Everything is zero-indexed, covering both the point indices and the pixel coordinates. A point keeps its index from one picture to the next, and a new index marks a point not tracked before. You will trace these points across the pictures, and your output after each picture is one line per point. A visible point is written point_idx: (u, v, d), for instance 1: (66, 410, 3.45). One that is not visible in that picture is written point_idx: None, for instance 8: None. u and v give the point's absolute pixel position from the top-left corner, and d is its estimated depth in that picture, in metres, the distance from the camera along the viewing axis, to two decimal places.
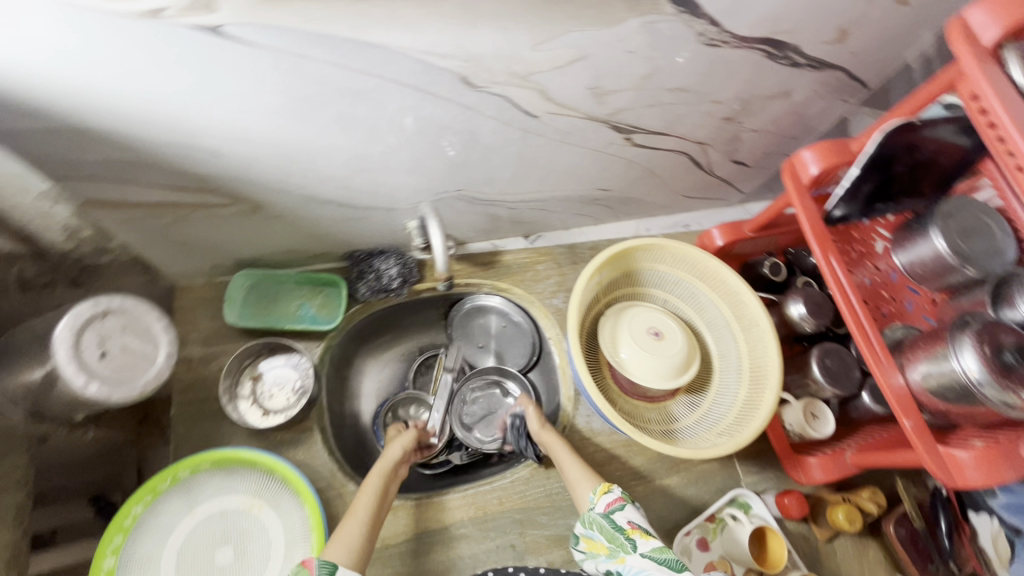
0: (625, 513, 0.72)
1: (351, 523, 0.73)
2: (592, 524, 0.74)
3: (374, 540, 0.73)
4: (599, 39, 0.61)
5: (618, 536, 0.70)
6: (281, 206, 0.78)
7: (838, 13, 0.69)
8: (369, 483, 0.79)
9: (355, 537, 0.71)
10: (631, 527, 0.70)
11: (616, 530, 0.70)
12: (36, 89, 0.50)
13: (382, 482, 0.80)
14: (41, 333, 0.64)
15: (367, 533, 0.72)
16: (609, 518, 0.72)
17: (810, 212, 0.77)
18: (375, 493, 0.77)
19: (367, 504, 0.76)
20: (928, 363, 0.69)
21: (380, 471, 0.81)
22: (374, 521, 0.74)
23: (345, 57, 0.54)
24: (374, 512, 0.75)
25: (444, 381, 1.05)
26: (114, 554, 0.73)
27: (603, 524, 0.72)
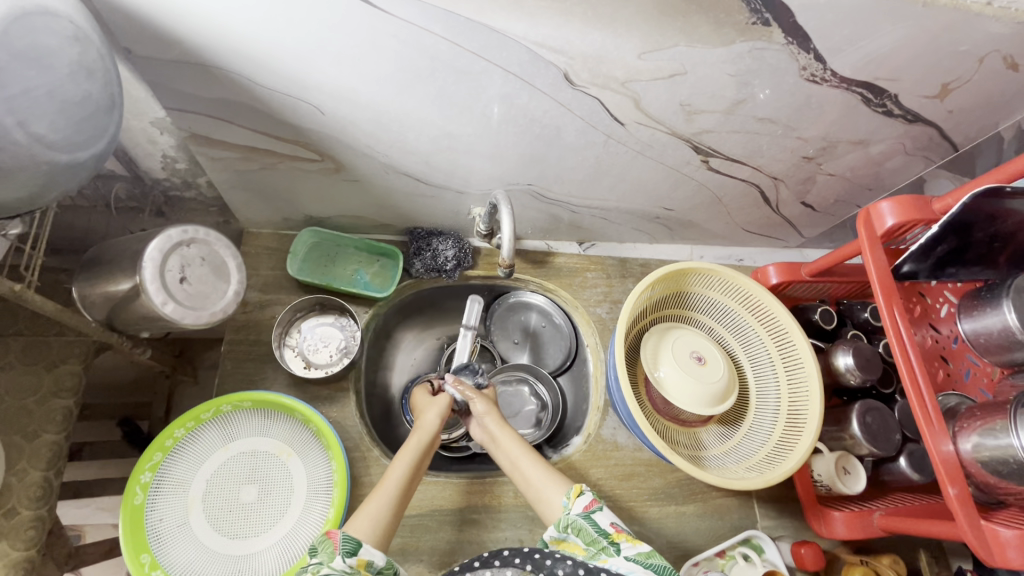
0: (607, 514, 0.67)
1: (379, 494, 0.70)
2: (568, 527, 0.67)
3: (400, 516, 0.70)
4: (703, 56, 0.62)
5: (600, 539, 0.65)
6: (361, 171, 0.81)
7: (944, 68, 0.69)
8: (404, 453, 0.75)
9: (382, 510, 0.69)
10: (615, 530, 0.65)
11: (598, 533, 0.65)
12: (179, 23, 0.54)
13: (417, 455, 0.76)
14: (133, 250, 0.69)
15: (393, 509, 0.70)
16: (591, 521, 0.67)
17: (879, 263, 0.75)
18: (408, 467, 0.74)
19: (399, 477, 0.72)
20: (983, 435, 0.67)
21: (416, 442, 0.77)
22: (403, 495, 0.71)
23: (461, 36, 0.57)
24: (403, 486, 0.72)
25: (465, 339, 0.94)
26: (152, 471, 0.76)
27: (583, 526, 0.66)
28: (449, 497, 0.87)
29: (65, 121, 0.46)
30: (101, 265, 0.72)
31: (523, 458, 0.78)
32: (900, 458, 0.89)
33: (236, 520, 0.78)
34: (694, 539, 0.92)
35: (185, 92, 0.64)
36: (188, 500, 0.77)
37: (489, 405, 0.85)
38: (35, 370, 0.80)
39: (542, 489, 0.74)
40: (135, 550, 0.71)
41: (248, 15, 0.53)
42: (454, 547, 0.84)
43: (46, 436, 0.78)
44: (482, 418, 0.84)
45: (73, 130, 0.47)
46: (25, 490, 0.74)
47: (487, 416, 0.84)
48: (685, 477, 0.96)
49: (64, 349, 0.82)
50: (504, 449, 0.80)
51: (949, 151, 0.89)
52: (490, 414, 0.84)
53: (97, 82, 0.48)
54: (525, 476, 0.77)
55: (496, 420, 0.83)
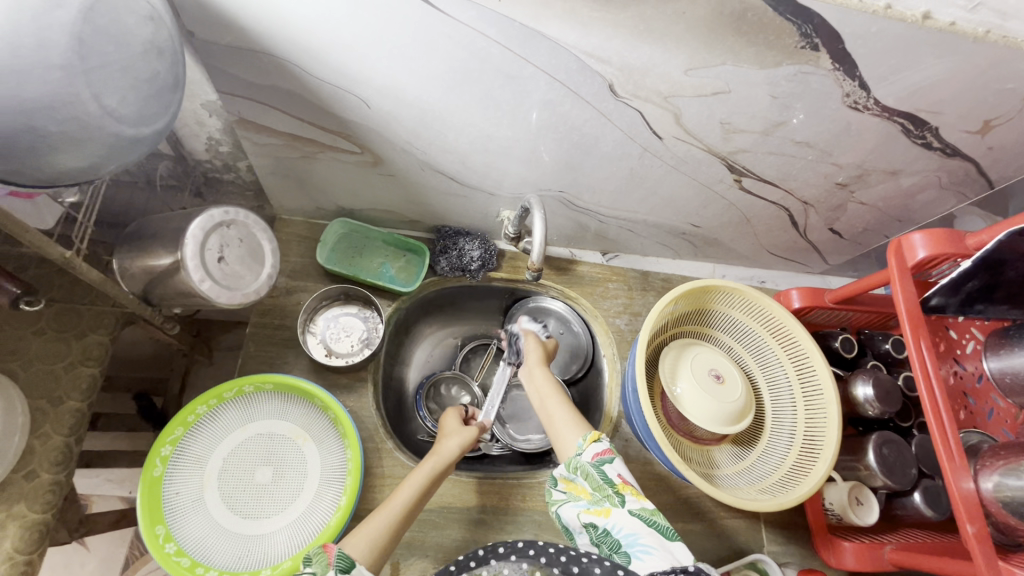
0: (616, 465, 0.68)
1: (381, 514, 0.68)
2: (577, 470, 0.69)
3: (397, 540, 0.68)
4: (748, 77, 0.63)
5: (606, 487, 0.66)
6: (399, 166, 0.83)
7: (988, 105, 0.69)
8: (416, 475, 0.73)
9: (379, 532, 0.66)
10: (622, 482, 0.66)
11: (604, 481, 0.66)
12: (244, 11, 0.56)
13: (429, 479, 0.73)
14: (175, 227, 0.71)
15: (392, 532, 0.67)
16: (600, 469, 0.68)
17: (909, 294, 0.75)
18: (416, 490, 0.71)
19: (404, 501, 0.69)
20: (1005, 474, 0.66)
21: (432, 463, 0.74)
22: (404, 520, 0.69)
23: (514, 41, 0.58)
24: (407, 511, 0.69)
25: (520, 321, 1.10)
26: (172, 444, 0.77)
27: (591, 473, 0.68)
28: (459, 495, 0.88)
29: (134, 96, 0.48)
30: (143, 239, 0.74)
31: (551, 398, 0.82)
32: (915, 493, 0.87)
33: (249, 500, 0.79)
34: (700, 559, 0.92)
35: (239, 77, 0.66)
36: (203, 477, 0.78)
37: (536, 347, 0.91)
38: (65, 337, 0.82)
39: (563, 429, 0.77)
40: (151, 521, 0.72)
41: (311, 7, 0.55)
42: (460, 546, 0.85)
43: (70, 403, 0.79)
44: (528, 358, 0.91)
45: (140, 105, 0.49)
46: (48, 455, 0.76)
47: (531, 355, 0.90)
48: (694, 495, 0.96)
49: (93, 320, 0.83)
50: (537, 387, 0.85)
51: (985, 188, 0.88)
52: (536, 352, 0.91)
53: (165, 61, 0.49)
54: (551, 416, 0.80)
55: (538, 359, 0.90)
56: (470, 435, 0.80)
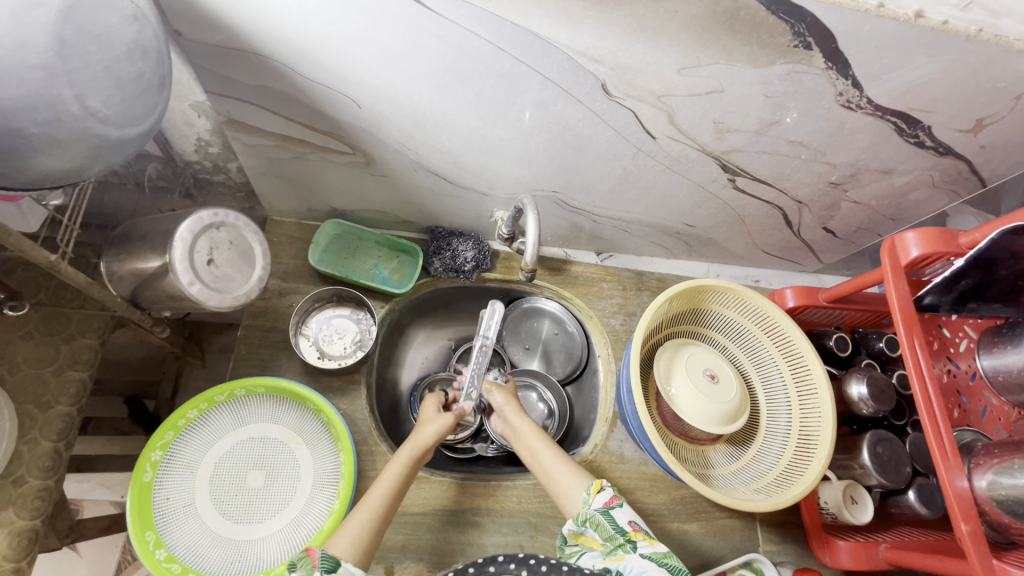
0: (625, 513, 0.68)
1: (362, 510, 0.67)
2: (586, 520, 0.68)
3: (381, 535, 0.67)
4: (742, 76, 0.63)
5: (617, 536, 0.65)
6: (391, 167, 0.82)
7: (980, 104, 0.69)
8: (393, 466, 0.72)
9: (362, 527, 0.65)
10: (633, 529, 0.65)
11: (615, 530, 0.66)
12: (233, 11, 0.55)
13: (405, 469, 0.72)
14: (164, 230, 0.70)
15: (375, 526, 0.66)
16: (609, 518, 0.67)
17: (902, 293, 0.75)
18: (393, 483, 0.70)
19: (382, 495, 0.69)
20: (998, 473, 0.66)
21: (407, 453, 0.73)
22: (385, 513, 0.68)
23: (505, 40, 0.58)
24: (386, 504, 0.68)
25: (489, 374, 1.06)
26: (162, 449, 0.76)
27: (601, 522, 0.67)
28: (453, 497, 0.87)
29: (119, 97, 0.47)
30: (131, 242, 0.73)
31: (543, 450, 0.79)
32: (909, 492, 0.87)
33: (240, 505, 0.78)
34: (695, 559, 0.91)
35: (228, 77, 0.65)
36: (195, 481, 0.78)
37: (509, 396, 0.88)
38: (52, 341, 0.80)
39: (563, 484, 0.75)
40: (141, 527, 0.71)
41: (300, 6, 0.54)
42: (455, 548, 0.84)
43: (59, 407, 0.78)
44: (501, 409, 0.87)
45: (126, 106, 0.48)
46: (36, 461, 0.75)
47: (506, 407, 0.87)
48: (689, 495, 0.96)
49: (82, 322, 0.83)
50: (525, 443, 0.82)
51: (977, 187, 0.88)
52: (511, 406, 0.87)
53: (150, 61, 0.49)
54: (547, 472, 0.78)
55: (515, 409, 0.86)
56: (448, 421, 0.78)
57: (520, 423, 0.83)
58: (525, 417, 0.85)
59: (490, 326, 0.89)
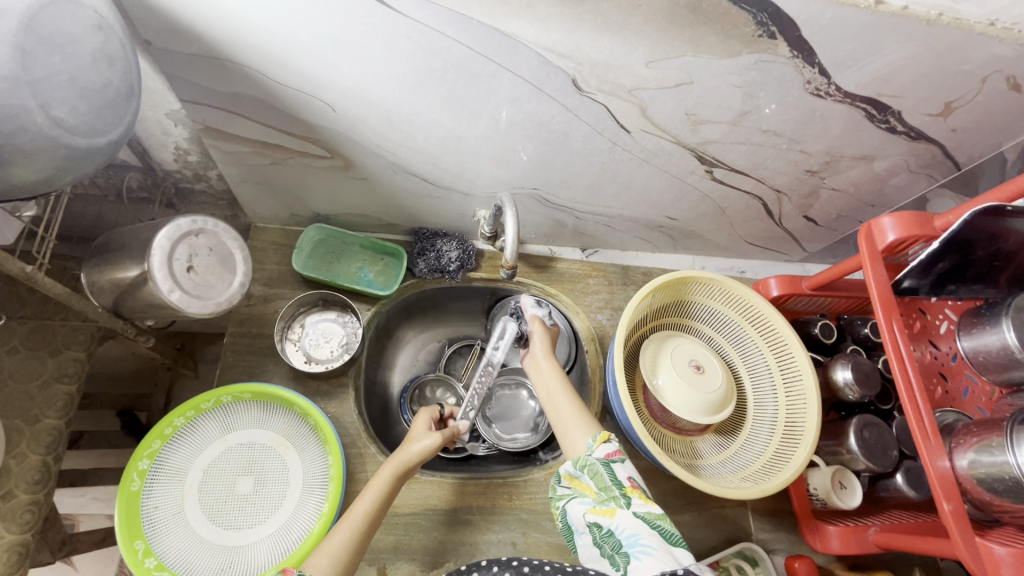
0: (626, 468, 0.67)
1: (342, 529, 0.67)
2: (585, 467, 0.68)
3: (362, 551, 0.67)
4: (710, 67, 0.64)
5: (613, 488, 0.65)
6: (370, 170, 0.83)
7: (947, 88, 0.70)
8: (377, 480, 0.72)
9: (341, 547, 0.66)
10: (630, 485, 0.65)
11: (613, 482, 0.65)
12: (201, 19, 0.56)
13: (390, 483, 0.72)
14: (144, 238, 0.70)
15: (355, 543, 0.67)
16: (609, 470, 0.66)
17: (880, 278, 0.75)
18: (376, 499, 0.70)
19: (364, 511, 0.69)
20: (979, 451, 0.67)
21: (393, 467, 0.73)
22: (367, 529, 0.68)
23: (473, 39, 0.59)
24: (368, 521, 0.69)
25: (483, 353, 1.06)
26: (150, 458, 0.76)
27: (600, 471, 0.67)
28: (443, 496, 0.87)
29: (85, 106, 0.47)
30: (112, 252, 0.73)
31: (558, 394, 0.81)
32: (897, 475, 0.88)
33: (230, 511, 0.78)
34: (688, 550, 0.92)
35: (201, 84, 0.65)
36: (184, 489, 0.78)
37: (545, 334, 0.89)
38: (38, 354, 0.80)
39: (570, 426, 0.76)
40: (129, 535, 0.71)
41: (267, 11, 0.55)
42: (447, 547, 0.84)
43: (47, 421, 0.78)
44: (534, 345, 0.88)
45: (93, 115, 0.48)
46: (24, 474, 0.75)
47: (539, 343, 0.88)
48: (681, 486, 0.96)
49: (68, 335, 0.82)
50: (544, 379, 0.84)
51: (953, 170, 0.89)
52: (545, 344, 0.88)
53: (117, 70, 0.49)
54: (557, 411, 0.80)
55: (545, 347, 0.87)
56: (438, 438, 0.77)
57: (546, 362, 0.85)
58: (551, 357, 0.86)
59: (500, 346, 0.93)
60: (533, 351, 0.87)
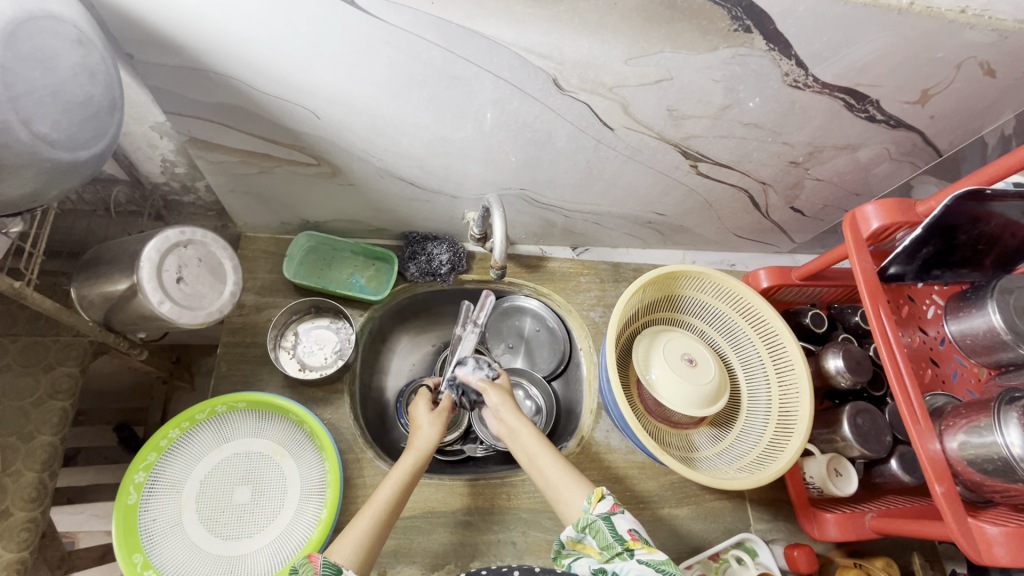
0: (626, 520, 0.65)
1: (364, 516, 0.67)
2: (586, 528, 0.65)
3: (383, 539, 0.67)
4: (689, 63, 0.65)
5: (615, 545, 0.63)
6: (358, 176, 0.83)
7: (922, 75, 0.71)
8: (398, 469, 0.73)
9: (365, 533, 0.66)
10: (632, 538, 0.63)
11: (614, 539, 0.63)
12: (182, 31, 0.56)
13: (410, 471, 0.73)
14: (132, 251, 0.71)
15: (377, 530, 0.67)
16: (610, 526, 0.64)
17: (866, 265, 0.76)
18: (398, 485, 0.71)
19: (387, 496, 0.70)
20: (968, 433, 0.68)
21: (413, 455, 0.75)
22: (390, 515, 0.69)
23: (453, 42, 0.59)
24: (391, 507, 0.69)
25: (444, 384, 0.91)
26: (146, 471, 0.76)
27: (601, 530, 0.64)
28: (441, 499, 0.88)
29: (67, 120, 0.48)
30: (101, 265, 0.73)
31: (540, 454, 0.76)
32: (891, 460, 0.89)
33: (228, 521, 0.78)
34: (688, 542, 0.92)
35: (184, 96, 0.65)
36: (181, 501, 0.78)
37: (502, 394, 0.85)
38: (31, 372, 0.80)
39: (562, 490, 0.72)
40: (128, 549, 0.71)
41: (246, 21, 0.55)
42: (447, 549, 0.85)
43: (42, 437, 0.78)
44: (496, 407, 0.84)
45: (75, 129, 0.49)
46: (20, 492, 0.75)
47: (502, 407, 0.83)
48: (678, 480, 0.97)
49: (61, 351, 0.82)
50: (520, 445, 0.79)
51: (934, 156, 0.90)
52: (506, 404, 0.84)
53: (98, 84, 0.50)
54: (544, 475, 0.74)
55: (512, 410, 0.83)
56: (441, 419, 0.81)
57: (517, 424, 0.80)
58: (520, 416, 0.82)
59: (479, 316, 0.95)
60: (496, 413, 0.84)
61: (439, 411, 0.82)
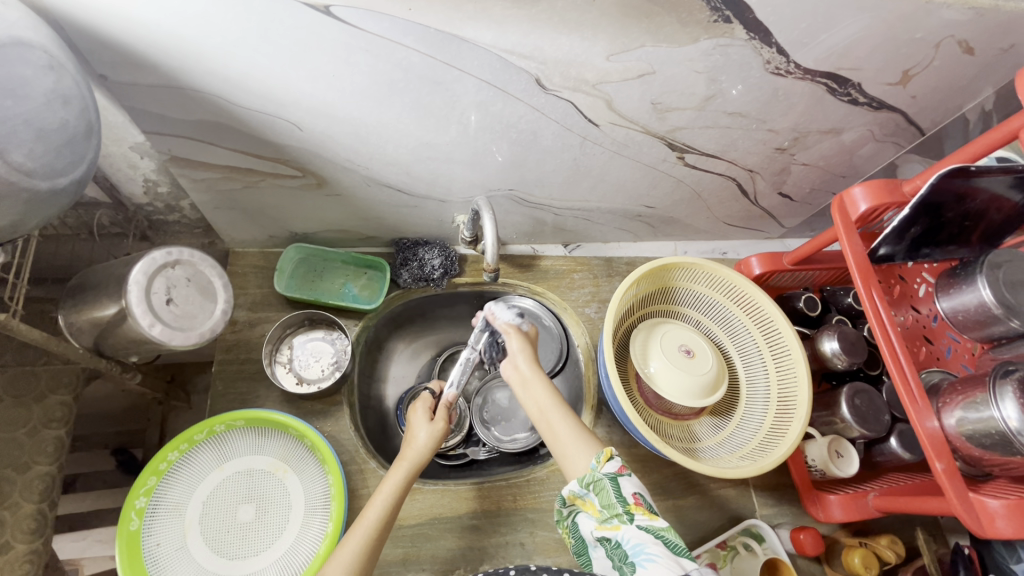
0: (632, 483, 0.64)
1: (356, 533, 0.66)
2: (591, 485, 0.64)
3: (374, 558, 0.66)
4: (670, 55, 0.64)
5: (617, 506, 0.62)
6: (344, 185, 0.82)
7: (902, 57, 0.71)
8: (387, 485, 0.71)
9: (354, 555, 0.65)
10: (635, 502, 0.62)
11: (617, 500, 0.63)
12: (153, 47, 0.55)
13: (400, 484, 0.72)
14: (119, 274, 0.70)
15: (368, 549, 0.66)
16: (615, 486, 0.63)
17: (857, 248, 0.76)
18: (385, 505, 0.69)
19: (377, 514, 0.68)
20: (965, 409, 0.68)
21: (403, 470, 0.73)
22: (380, 534, 0.67)
23: (432, 47, 0.59)
24: (380, 525, 0.68)
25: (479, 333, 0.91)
26: (147, 496, 0.75)
27: (606, 489, 0.64)
28: (447, 504, 0.88)
29: (42, 148, 0.47)
30: (88, 290, 0.72)
31: (550, 409, 0.76)
32: (891, 439, 0.90)
33: (232, 541, 0.78)
34: (694, 531, 0.92)
35: (162, 115, 0.65)
36: (185, 524, 0.77)
37: (524, 342, 0.83)
38: (23, 403, 0.78)
39: (569, 445, 0.72)
40: None
41: (222, 36, 0.55)
42: (457, 554, 0.84)
43: (39, 467, 0.77)
44: (514, 356, 0.82)
45: (51, 156, 0.48)
46: (19, 525, 0.74)
47: (520, 354, 0.82)
48: (682, 470, 0.97)
49: (52, 379, 0.81)
50: (533, 396, 0.78)
51: (917, 136, 0.90)
52: (525, 353, 0.82)
53: (73, 109, 0.49)
54: (553, 431, 0.75)
55: (527, 358, 0.81)
56: (440, 426, 0.78)
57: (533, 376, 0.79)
58: (534, 366, 0.81)
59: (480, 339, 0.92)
60: (514, 360, 0.82)
61: (438, 420, 0.79)
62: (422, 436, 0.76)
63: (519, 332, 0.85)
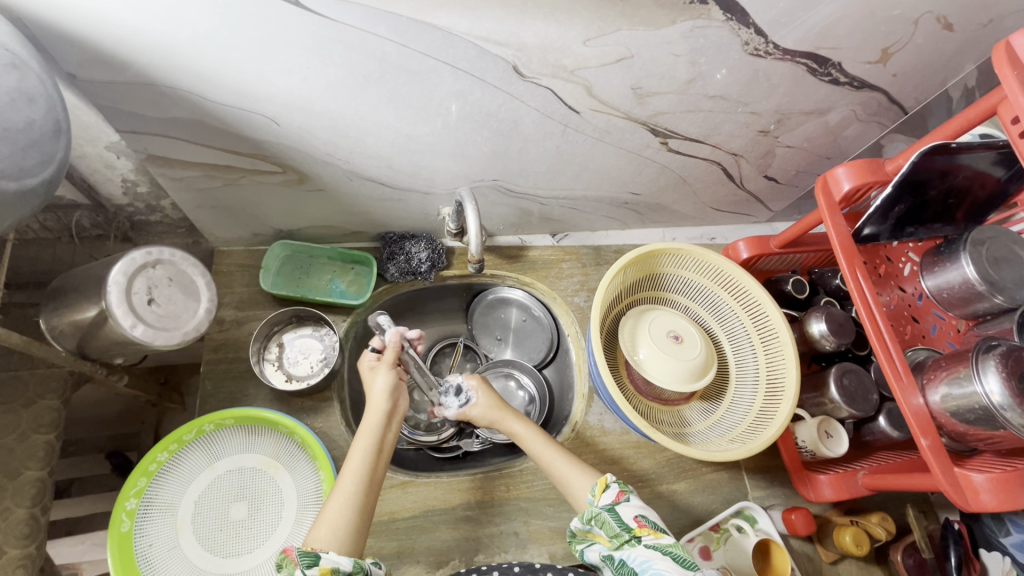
0: (631, 508, 0.66)
1: (340, 490, 0.66)
2: (592, 520, 0.67)
3: (368, 510, 0.66)
4: (647, 39, 0.64)
5: (623, 533, 0.64)
6: (326, 180, 0.82)
7: (882, 34, 0.71)
8: (360, 440, 0.70)
9: (343, 511, 0.64)
10: (639, 525, 0.64)
11: (621, 527, 0.65)
12: (121, 44, 0.54)
13: (373, 438, 0.71)
14: (99, 276, 0.70)
15: (358, 503, 0.65)
16: (615, 515, 0.66)
17: (841, 229, 0.76)
18: (363, 458, 0.68)
19: (355, 469, 0.67)
20: (950, 385, 0.68)
21: (373, 422, 0.72)
22: (365, 486, 0.67)
23: (405, 37, 0.58)
24: (363, 477, 0.67)
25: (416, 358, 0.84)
26: (137, 497, 0.75)
27: (607, 520, 0.66)
28: (441, 497, 0.88)
29: (8, 148, 0.46)
30: (68, 293, 0.72)
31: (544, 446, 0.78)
32: (880, 418, 0.91)
33: (226, 539, 0.78)
34: (687, 515, 0.93)
35: (136, 113, 0.64)
36: (177, 524, 0.77)
37: (497, 407, 0.84)
38: (10, 408, 0.78)
39: (569, 478, 0.74)
40: None
41: (190, 31, 0.54)
42: (451, 546, 0.85)
43: (29, 472, 0.76)
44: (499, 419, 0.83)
45: (19, 157, 0.47)
46: (12, 530, 0.74)
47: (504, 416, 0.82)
48: (674, 455, 0.98)
49: (39, 384, 0.80)
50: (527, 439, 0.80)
51: (900, 114, 0.90)
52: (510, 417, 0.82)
53: (39, 108, 0.48)
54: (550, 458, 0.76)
55: (515, 417, 0.82)
56: (386, 371, 0.75)
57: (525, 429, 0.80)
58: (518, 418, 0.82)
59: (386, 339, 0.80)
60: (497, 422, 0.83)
61: (384, 366, 0.76)
62: (377, 384, 0.74)
63: (476, 404, 0.85)
